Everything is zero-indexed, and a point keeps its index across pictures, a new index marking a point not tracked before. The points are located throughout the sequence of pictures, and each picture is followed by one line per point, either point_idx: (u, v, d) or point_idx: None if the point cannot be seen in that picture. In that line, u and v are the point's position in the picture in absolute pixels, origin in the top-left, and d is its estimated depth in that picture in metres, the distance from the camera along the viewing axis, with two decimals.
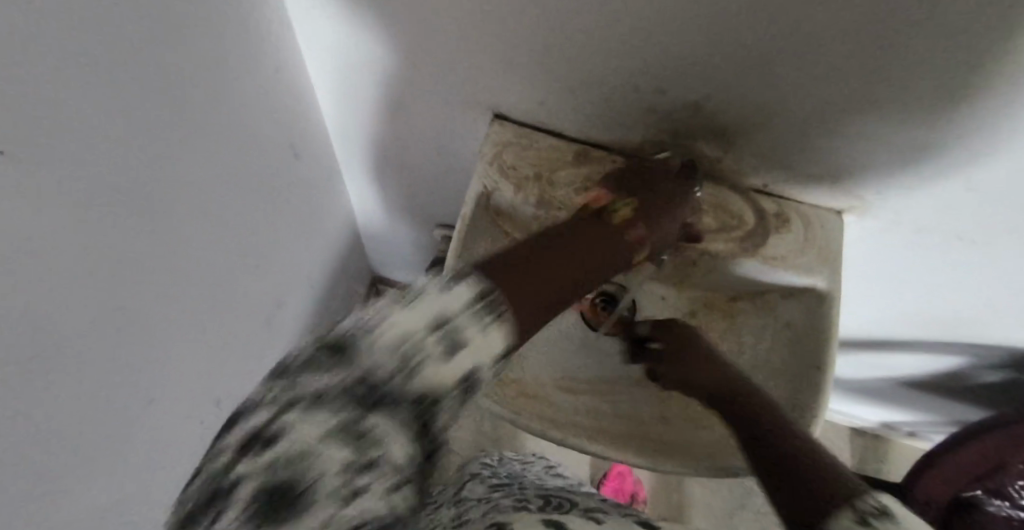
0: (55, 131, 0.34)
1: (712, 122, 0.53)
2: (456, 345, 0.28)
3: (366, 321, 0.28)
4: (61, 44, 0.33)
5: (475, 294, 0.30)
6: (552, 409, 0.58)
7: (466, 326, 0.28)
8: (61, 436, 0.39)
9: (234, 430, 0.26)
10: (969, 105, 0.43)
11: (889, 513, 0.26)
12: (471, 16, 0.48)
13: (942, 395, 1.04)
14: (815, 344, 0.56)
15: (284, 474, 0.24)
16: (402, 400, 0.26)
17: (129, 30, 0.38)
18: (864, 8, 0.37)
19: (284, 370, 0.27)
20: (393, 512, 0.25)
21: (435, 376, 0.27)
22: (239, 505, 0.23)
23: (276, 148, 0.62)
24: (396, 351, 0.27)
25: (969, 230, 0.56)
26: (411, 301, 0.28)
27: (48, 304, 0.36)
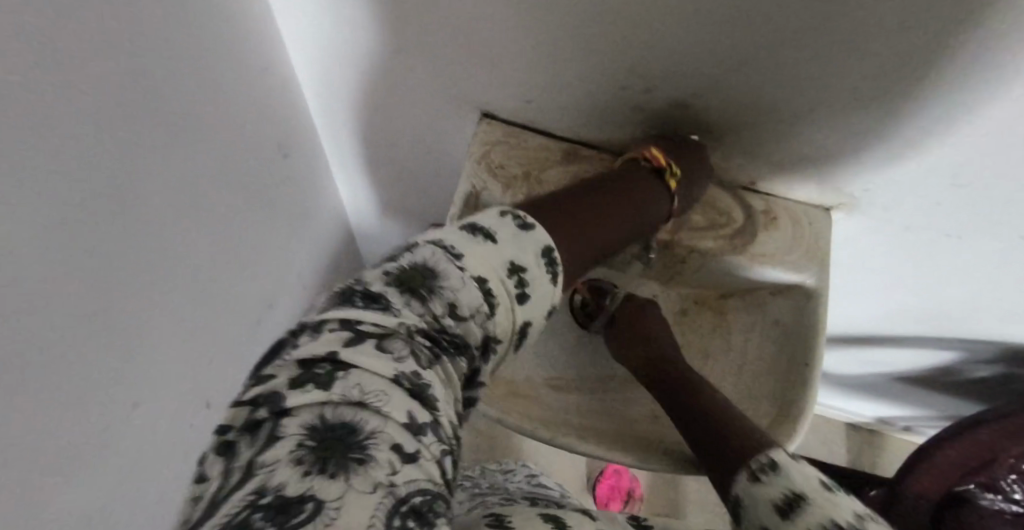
0: (40, 132, 0.33)
1: (701, 119, 0.53)
2: (521, 293, 0.35)
3: (454, 252, 0.33)
4: (41, 46, 0.33)
5: (539, 251, 0.38)
6: (543, 408, 0.58)
7: (531, 278, 0.36)
8: (56, 440, 0.39)
9: (316, 334, 0.28)
10: (957, 101, 0.43)
11: (773, 468, 0.40)
12: (458, 14, 0.48)
13: (936, 389, 1.04)
14: (803, 341, 0.57)
15: (376, 388, 0.25)
16: (475, 331, 0.32)
17: (110, 30, 0.38)
18: (852, 6, 0.38)
19: (371, 287, 0.31)
20: (451, 443, 0.27)
21: (501, 318, 0.34)
22: (325, 408, 0.24)
23: (265, 148, 0.62)
24: (480, 285, 0.33)
25: (956, 227, 0.56)
26: (492, 243, 0.35)
27: (38, 308, 0.36)
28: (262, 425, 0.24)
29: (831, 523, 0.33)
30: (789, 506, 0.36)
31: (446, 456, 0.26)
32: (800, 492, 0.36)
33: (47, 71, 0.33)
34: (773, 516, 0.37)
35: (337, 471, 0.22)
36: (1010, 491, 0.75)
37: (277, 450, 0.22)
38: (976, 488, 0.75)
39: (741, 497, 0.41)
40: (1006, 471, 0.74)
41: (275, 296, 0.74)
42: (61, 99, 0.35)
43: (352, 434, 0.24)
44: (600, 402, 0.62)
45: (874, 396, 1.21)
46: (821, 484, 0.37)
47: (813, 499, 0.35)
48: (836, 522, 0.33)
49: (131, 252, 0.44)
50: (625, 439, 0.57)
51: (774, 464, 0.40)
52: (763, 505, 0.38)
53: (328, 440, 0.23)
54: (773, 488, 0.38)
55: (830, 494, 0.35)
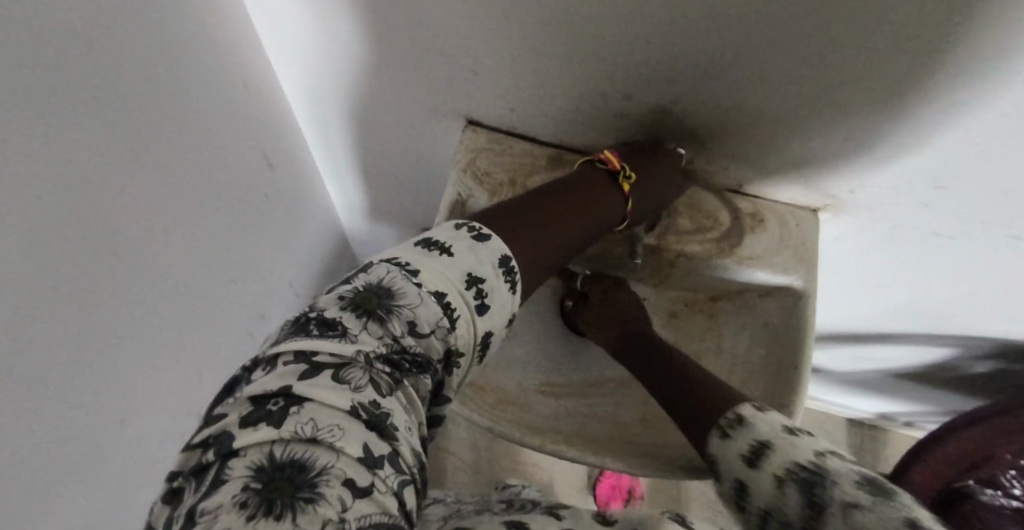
0: (22, 153, 0.34)
1: (684, 124, 0.53)
2: (480, 303, 0.36)
3: (410, 268, 0.34)
4: (21, 69, 0.33)
5: (496, 261, 0.38)
6: (532, 415, 0.59)
7: (490, 288, 0.36)
8: (46, 458, 0.39)
9: (271, 368, 0.28)
10: (936, 103, 0.43)
11: (739, 422, 0.40)
12: (437, 23, 0.48)
13: (933, 385, 1.04)
14: (792, 343, 0.57)
15: (330, 423, 0.27)
16: (436, 347, 0.33)
17: (88, 47, 0.38)
18: (830, 10, 0.37)
19: (325, 312, 0.31)
20: (411, 471, 0.29)
21: (462, 331, 0.34)
22: (273, 447, 0.25)
23: (250, 159, 0.62)
24: (438, 299, 0.33)
25: (944, 226, 0.56)
26: (448, 256, 0.35)
27: (25, 326, 0.36)
28: (210, 467, 0.25)
29: (798, 467, 0.33)
30: (757, 457, 0.36)
31: (405, 485, 0.28)
32: (763, 439, 0.37)
33: (24, 89, 0.33)
34: (743, 467, 0.37)
35: (285, 513, 0.23)
36: (1011, 487, 0.73)
37: (221, 495, 0.23)
38: (974, 483, 0.74)
39: (715, 455, 0.41)
40: (1004, 466, 0.73)
41: (267, 306, 0.74)
42: (45, 121, 0.35)
43: (303, 471, 0.25)
44: (591, 408, 0.62)
45: (874, 393, 1.20)
46: (782, 429, 0.37)
47: (780, 449, 0.35)
48: (801, 465, 0.33)
49: (118, 267, 0.44)
50: (616, 444, 0.57)
51: (738, 416, 0.40)
52: (731, 456, 0.39)
53: (278, 478, 0.24)
54: (739, 441, 0.39)
55: (791, 437, 0.36)
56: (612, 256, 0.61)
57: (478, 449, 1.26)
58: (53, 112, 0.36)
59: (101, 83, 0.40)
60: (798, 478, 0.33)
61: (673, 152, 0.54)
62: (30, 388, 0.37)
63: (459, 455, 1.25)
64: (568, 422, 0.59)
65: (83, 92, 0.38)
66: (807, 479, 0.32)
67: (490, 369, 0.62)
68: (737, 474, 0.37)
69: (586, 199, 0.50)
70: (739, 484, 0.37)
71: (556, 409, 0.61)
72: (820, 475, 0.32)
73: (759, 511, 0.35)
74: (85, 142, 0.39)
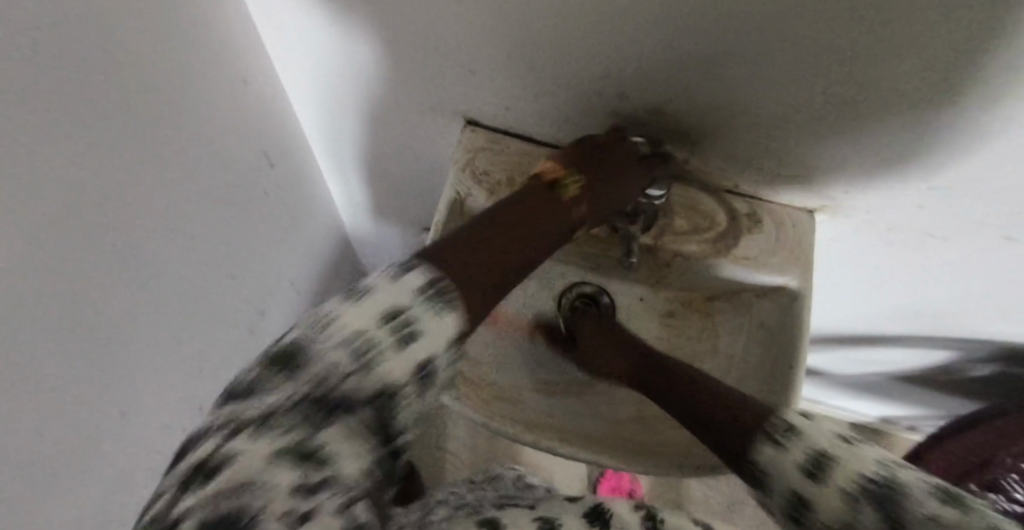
0: (27, 149, 0.35)
1: (678, 125, 0.53)
2: (408, 333, 0.33)
3: (319, 315, 0.33)
4: (29, 68, 0.34)
5: (426, 286, 0.35)
6: (528, 412, 0.59)
7: (417, 316, 0.33)
8: (43, 447, 0.40)
9: (197, 443, 0.29)
10: (929, 104, 0.43)
11: (790, 430, 0.36)
12: (433, 25, 0.49)
13: (935, 387, 1.04)
14: (788, 344, 0.57)
15: (243, 485, 0.26)
16: (360, 388, 0.31)
17: (91, 47, 0.39)
18: (822, 14, 0.38)
19: (250, 377, 0.31)
20: None
21: (391, 365, 0.32)
22: (173, 517, 0.25)
23: (251, 158, 0.63)
24: (352, 342, 0.31)
25: (940, 228, 0.56)
26: (366, 295, 0.33)
27: (26, 320, 0.36)
28: None
29: (870, 480, 0.31)
30: (815, 468, 0.33)
31: None
32: (824, 449, 0.33)
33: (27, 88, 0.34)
34: (802, 480, 0.33)
35: None
36: (1013, 492, 0.71)
37: None
38: (977, 487, 0.72)
39: (758, 462, 0.36)
40: (1005, 469, 0.72)
41: (265, 303, 0.74)
42: (50, 120, 0.36)
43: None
44: (587, 406, 0.62)
45: (876, 395, 1.20)
46: (843, 439, 0.34)
47: (841, 458, 0.33)
48: (873, 477, 0.31)
49: (118, 262, 0.45)
50: (611, 444, 0.57)
51: (790, 424, 0.36)
52: (785, 468, 0.34)
53: None
54: (790, 450, 0.35)
55: (853, 447, 0.33)
56: (609, 256, 0.62)
57: (477, 448, 1.26)
58: (58, 111, 0.37)
59: (105, 81, 0.40)
60: (875, 493, 0.30)
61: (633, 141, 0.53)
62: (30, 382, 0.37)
63: (458, 454, 1.26)
64: (563, 421, 0.59)
65: (88, 93, 0.39)
66: (880, 493, 0.30)
67: (487, 365, 0.62)
68: (792, 487, 0.34)
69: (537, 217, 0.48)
70: (794, 496, 0.33)
71: (550, 407, 0.61)
72: (897, 491, 0.30)
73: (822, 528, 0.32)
74: (87, 139, 0.40)
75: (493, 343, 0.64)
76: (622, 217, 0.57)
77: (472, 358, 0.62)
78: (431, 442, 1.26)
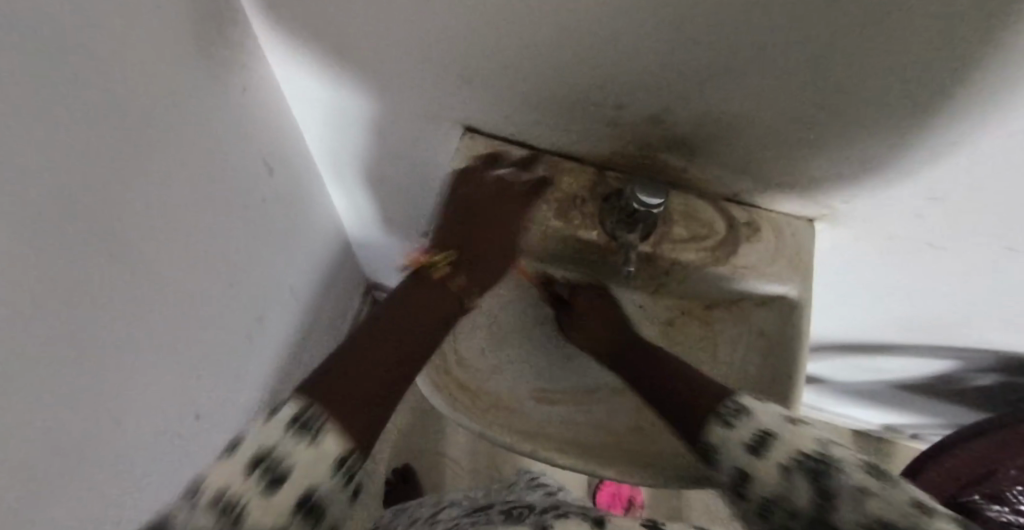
0: (34, 162, 0.35)
1: (677, 134, 0.53)
2: (275, 478, 0.32)
3: (195, 482, 0.32)
4: (38, 82, 0.34)
5: (294, 421, 0.35)
6: (526, 421, 0.59)
7: (285, 453, 0.33)
8: (40, 454, 0.40)
9: None
10: (930, 115, 0.43)
11: (739, 411, 0.41)
12: (432, 35, 0.49)
13: (940, 397, 1.03)
14: (787, 354, 0.56)
15: None
16: None
17: (93, 58, 0.39)
18: (821, 24, 0.38)
19: None
20: None
21: (261, 513, 0.31)
22: None
23: (250, 165, 0.63)
24: (214, 505, 0.31)
25: (941, 237, 0.56)
26: (234, 450, 0.33)
27: (22, 332, 0.36)
28: None
29: (803, 455, 0.36)
30: (760, 445, 0.38)
31: None
32: (767, 429, 0.39)
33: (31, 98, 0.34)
34: (747, 456, 0.39)
35: None
36: (1016, 504, 0.71)
37: None
38: (980, 498, 0.71)
39: (713, 445, 0.41)
40: (1008, 480, 0.72)
41: (263, 309, 0.74)
42: (56, 131, 0.36)
43: None
44: (584, 415, 0.62)
45: (878, 404, 1.19)
46: (786, 420, 0.39)
47: (782, 436, 0.38)
48: (807, 453, 0.36)
49: (118, 270, 0.45)
50: (608, 453, 0.57)
51: (740, 407, 0.41)
52: (735, 447, 0.40)
53: None
54: (741, 430, 0.40)
55: (795, 427, 0.38)
56: (608, 264, 0.62)
57: (477, 454, 1.26)
58: (64, 123, 0.37)
59: (108, 92, 0.41)
60: (807, 467, 0.35)
61: (500, 172, 0.58)
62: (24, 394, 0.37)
63: (458, 461, 1.25)
64: (560, 430, 0.59)
65: (92, 104, 0.39)
66: (813, 466, 0.35)
67: (484, 373, 0.62)
68: (740, 464, 0.39)
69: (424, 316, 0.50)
70: (741, 472, 0.39)
71: (547, 416, 0.61)
72: (828, 466, 0.35)
73: (762, 498, 0.37)
74: (91, 150, 0.40)
75: (492, 351, 0.64)
76: (622, 225, 0.56)
77: (470, 367, 0.61)
78: (430, 448, 1.26)
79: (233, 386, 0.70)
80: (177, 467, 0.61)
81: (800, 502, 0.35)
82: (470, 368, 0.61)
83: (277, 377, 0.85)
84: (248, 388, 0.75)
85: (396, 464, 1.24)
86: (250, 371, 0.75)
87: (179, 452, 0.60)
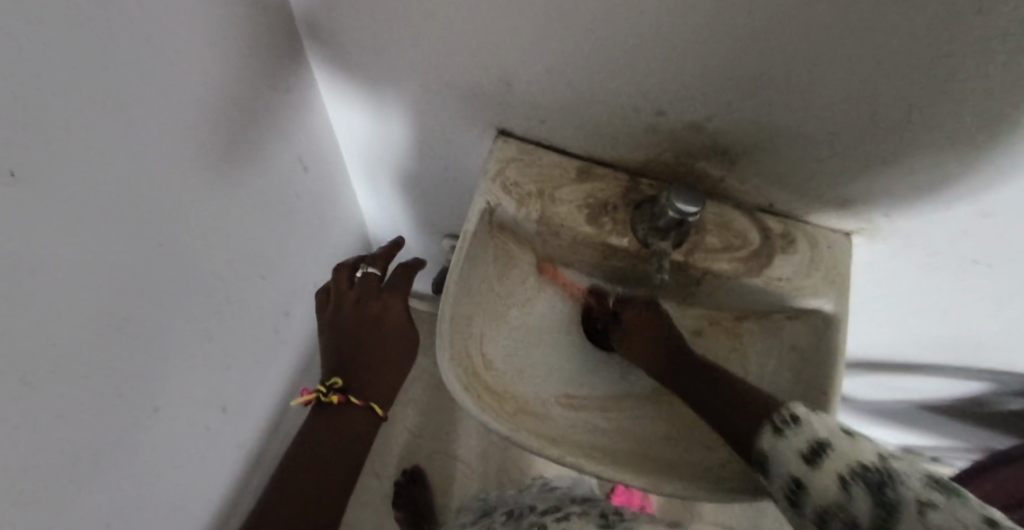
0: (79, 156, 0.36)
1: (717, 143, 0.52)
2: None
3: None
4: (92, 78, 0.35)
5: None
6: (549, 427, 0.59)
7: None
8: (64, 430, 0.41)
9: None
10: (982, 133, 0.42)
11: (793, 420, 0.39)
12: (473, 36, 0.49)
13: (969, 420, 1.00)
14: (821, 369, 0.56)
15: None
16: None
17: (150, 55, 0.39)
18: (883, 28, 0.36)
19: None
20: None
21: None
22: None
23: (285, 163, 0.64)
24: None
25: (984, 256, 0.54)
26: None
27: (49, 315, 0.37)
28: None
29: (862, 467, 0.35)
30: (815, 455, 0.37)
31: None
32: (824, 440, 0.37)
33: (61, 82, 0.33)
34: (802, 466, 0.37)
35: None
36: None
37: None
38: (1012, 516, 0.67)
39: (763, 453, 0.40)
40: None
41: (287, 304, 0.75)
42: (104, 126, 0.37)
43: None
44: (607, 422, 0.62)
45: (901, 424, 1.17)
46: (839, 429, 0.38)
47: (837, 444, 0.37)
48: (867, 465, 0.35)
49: (155, 260, 0.46)
50: (632, 461, 0.56)
51: (791, 415, 0.40)
52: (788, 456, 0.38)
53: None
54: (794, 441, 0.38)
55: (850, 439, 0.37)
56: (638, 270, 0.61)
57: (488, 458, 1.25)
58: (115, 116, 0.38)
59: (161, 90, 0.41)
60: (867, 480, 0.34)
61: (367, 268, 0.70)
62: (22, 380, 0.36)
63: (468, 463, 1.25)
64: (583, 436, 0.59)
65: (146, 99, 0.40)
66: (875, 480, 0.34)
67: (509, 377, 0.62)
68: (796, 474, 0.38)
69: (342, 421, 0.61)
70: (794, 481, 0.38)
71: (569, 421, 0.61)
72: (891, 479, 0.33)
73: (818, 507, 0.36)
74: (138, 144, 0.41)
75: (517, 354, 0.64)
76: (654, 233, 0.56)
77: (497, 370, 0.61)
78: (441, 450, 1.26)
79: (254, 380, 0.71)
80: (197, 456, 0.62)
81: (863, 516, 0.34)
82: (497, 370, 0.61)
83: (296, 372, 0.85)
84: (269, 381, 0.76)
85: (406, 464, 1.24)
86: (272, 366, 0.76)
87: (199, 443, 0.61)
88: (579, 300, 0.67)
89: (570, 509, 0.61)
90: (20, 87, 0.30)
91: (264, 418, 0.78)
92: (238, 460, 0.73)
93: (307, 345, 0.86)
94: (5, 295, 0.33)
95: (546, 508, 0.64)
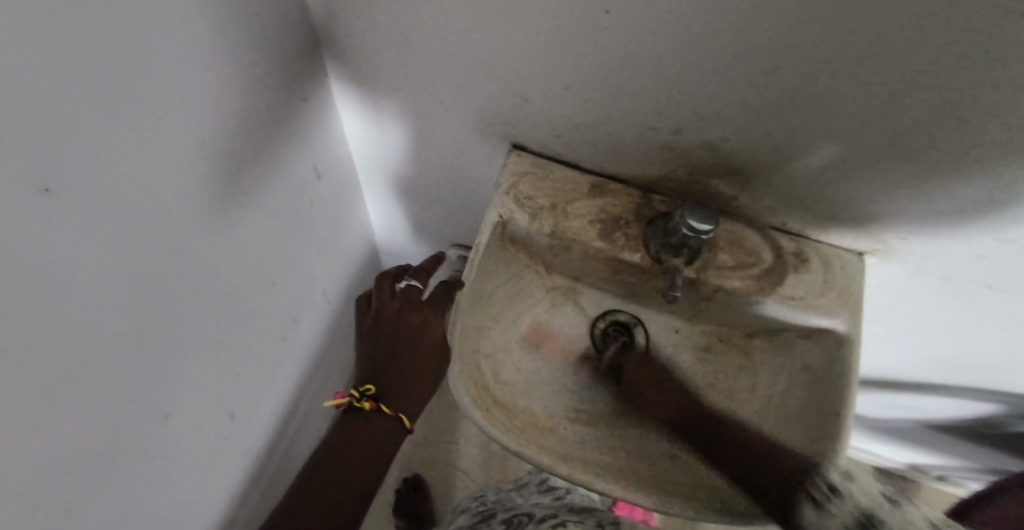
0: (103, 167, 0.37)
1: (730, 162, 0.53)
2: None
3: None
4: (117, 91, 0.36)
5: None
6: (554, 442, 0.58)
7: None
8: (76, 431, 0.41)
9: None
10: (998, 160, 0.42)
11: (830, 491, 0.39)
12: (488, 53, 0.49)
13: (978, 441, 0.99)
14: (833, 389, 0.55)
15: None
16: None
17: (175, 69, 0.40)
18: (902, 47, 0.36)
19: None
20: None
21: None
22: None
23: (300, 173, 0.64)
24: None
25: (998, 280, 0.54)
26: None
27: (66, 322, 0.37)
28: None
29: None
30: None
31: None
32: (871, 512, 0.36)
33: (86, 94, 0.34)
34: None
35: None
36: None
37: None
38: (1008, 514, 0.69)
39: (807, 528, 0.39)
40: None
41: (296, 313, 0.75)
42: (127, 136, 0.38)
43: None
44: (615, 437, 0.62)
45: (908, 443, 1.16)
46: (889, 502, 0.36)
47: (888, 519, 0.35)
48: None
49: (171, 270, 0.47)
50: (639, 477, 0.57)
51: (830, 488, 0.39)
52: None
53: None
54: (838, 513, 0.37)
55: (901, 512, 0.35)
56: (650, 286, 0.61)
57: (489, 469, 1.24)
58: (140, 127, 0.39)
59: (184, 103, 0.42)
60: None
61: (407, 282, 0.60)
62: (38, 386, 0.37)
63: (470, 472, 1.24)
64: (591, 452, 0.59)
65: (168, 111, 0.41)
66: None
67: (517, 390, 0.62)
68: None
69: (343, 464, 0.51)
70: None
71: (577, 434, 0.61)
72: None
73: None
74: (158, 155, 0.41)
75: (527, 369, 0.64)
76: (667, 249, 0.56)
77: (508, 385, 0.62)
78: (442, 458, 1.25)
79: (262, 386, 0.71)
80: (205, 463, 0.62)
81: None
82: (507, 386, 0.62)
83: (302, 378, 0.85)
84: (277, 388, 0.76)
85: (407, 473, 1.23)
86: (281, 374, 0.76)
87: (206, 449, 0.61)
88: (590, 315, 0.67)
89: (568, 517, 0.61)
90: (43, 97, 0.31)
91: (271, 423, 0.78)
92: (245, 466, 0.72)
93: (313, 352, 0.86)
94: (22, 300, 0.34)
95: (544, 515, 0.63)
